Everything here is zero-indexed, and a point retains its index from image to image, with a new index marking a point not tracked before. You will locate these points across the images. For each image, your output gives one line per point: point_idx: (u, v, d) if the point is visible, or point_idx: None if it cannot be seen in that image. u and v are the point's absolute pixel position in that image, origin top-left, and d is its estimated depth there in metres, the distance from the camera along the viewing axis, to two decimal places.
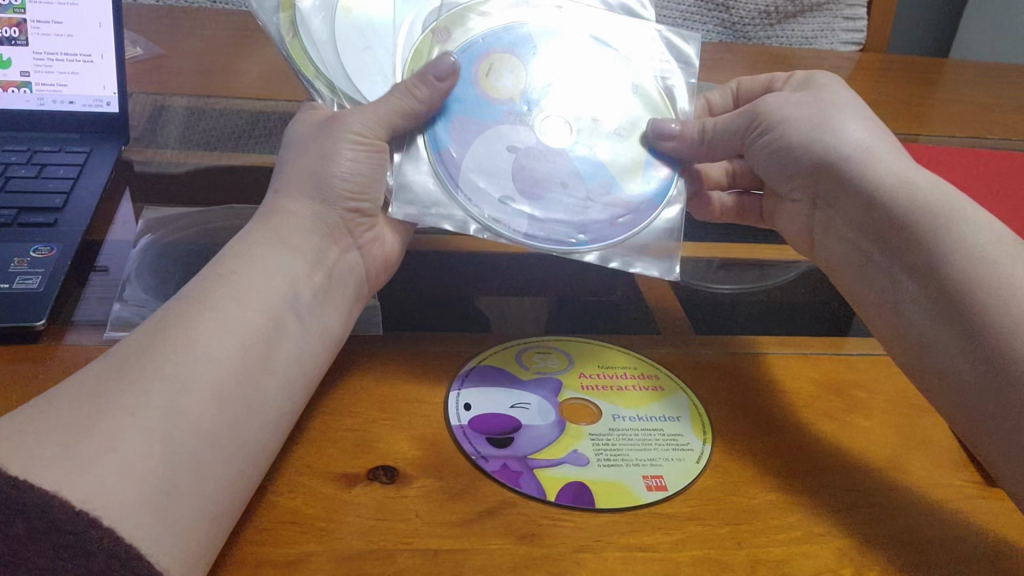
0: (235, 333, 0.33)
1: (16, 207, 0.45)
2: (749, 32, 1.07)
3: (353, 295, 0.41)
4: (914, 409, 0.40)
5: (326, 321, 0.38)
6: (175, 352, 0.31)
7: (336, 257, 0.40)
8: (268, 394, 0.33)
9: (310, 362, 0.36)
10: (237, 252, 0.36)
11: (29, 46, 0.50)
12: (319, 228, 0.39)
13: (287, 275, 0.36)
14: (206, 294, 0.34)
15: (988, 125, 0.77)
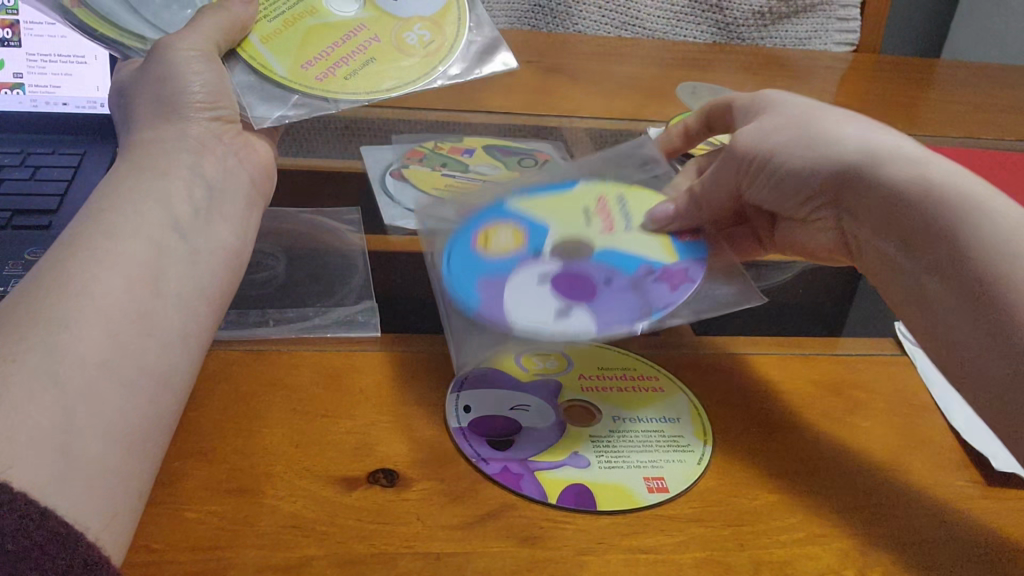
0: (123, 269, 0.32)
1: (11, 210, 0.45)
2: (743, 33, 1.08)
3: (241, 203, 0.42)
4: (914, 409, 0.40)
5: (214, 234, 0.38)
6: (64, 300, 0.30)
7: (216, 159, 0.40)
8: (164, 315, 0.33)
9: (205, 279, 0.36)
10: (105, 186, 0.35)
11: (21, 47, 0.50)
12: (191, 146, 0.39)
13: (163, 198, 0.35)
14: (72, 240, 0.32)
15: (984, 126, 0.77)
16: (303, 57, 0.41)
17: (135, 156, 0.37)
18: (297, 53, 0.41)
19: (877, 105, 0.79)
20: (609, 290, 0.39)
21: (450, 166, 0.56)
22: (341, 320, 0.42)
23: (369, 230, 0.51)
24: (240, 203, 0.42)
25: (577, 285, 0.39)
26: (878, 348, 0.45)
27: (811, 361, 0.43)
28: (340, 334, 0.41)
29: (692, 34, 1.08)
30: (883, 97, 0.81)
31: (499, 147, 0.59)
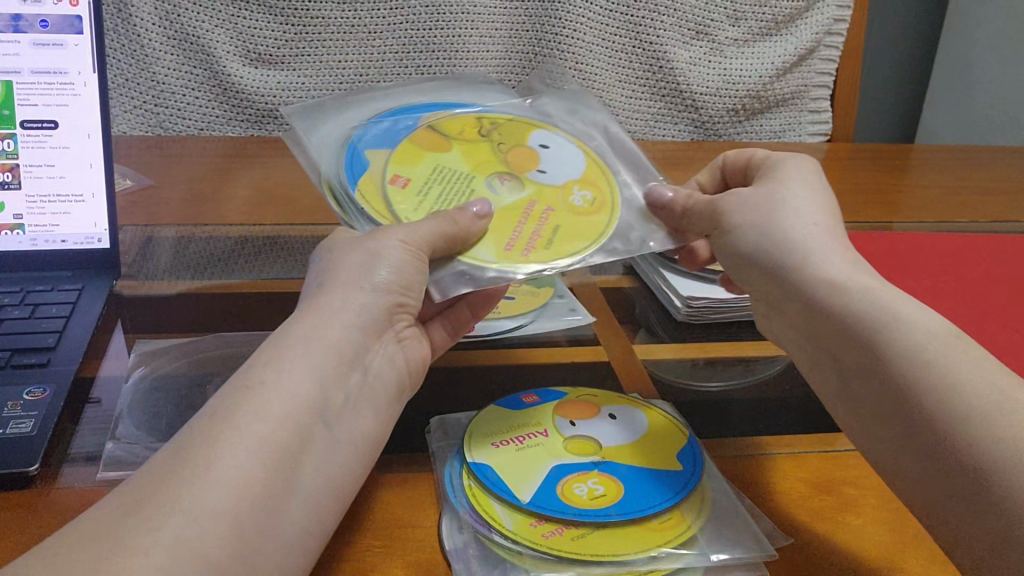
0: (253, 450, 0.32)
1: (10, 348, 0.46)
2: (719, 130, 1.15)
3: (389, 397, 0.41)
4: (905, 503, 0.40)
5: (359, 426, 0.38)
6: (197, 469, 0.31)
7: (378, 353, 0.41)
8: (288, 512, 0.32)
9: (340, 473, 0.36)
10: (273, 354, 0.36)
11: (21, 189, 0.52)
12: (366, 324, 0.40)
13: (320, 376, 0.36)
14: (223, 416, 0.33)
15: (957, 208, 0.79)
16: (529, 521, 0.37)
17: (310, 312, 0.39)
18: (518, 513, 0.37)
19: (853, 194, 0.81)
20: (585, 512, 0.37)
21: None
22: None
23: None
24: (391, 397, 0.42)
25: (575, 491, 0.38)
26: None
27: (807, 460, 0.43)
28: None
29: (672, 133, 1.13)
30: (858, 185, 0.84)
31: None
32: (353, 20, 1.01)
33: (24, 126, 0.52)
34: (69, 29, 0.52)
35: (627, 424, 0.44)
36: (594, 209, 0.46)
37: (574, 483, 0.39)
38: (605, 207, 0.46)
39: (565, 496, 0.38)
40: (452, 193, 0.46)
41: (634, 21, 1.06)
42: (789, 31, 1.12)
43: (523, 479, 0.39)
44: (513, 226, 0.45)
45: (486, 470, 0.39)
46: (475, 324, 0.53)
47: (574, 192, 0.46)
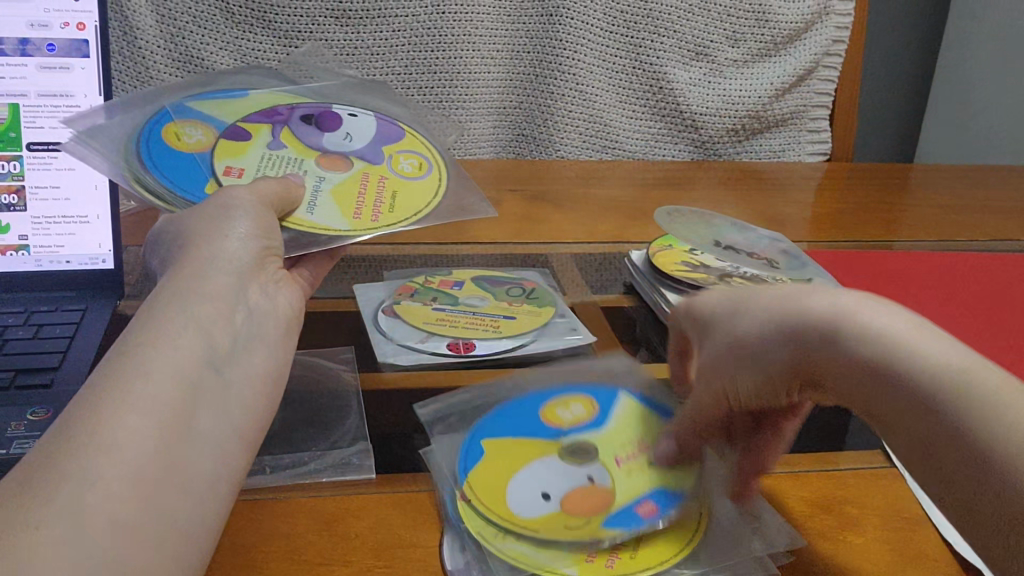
0: (152, 411, 0.31)
1: (14, 368, 0.46)
2: (719, 150, 1.15)
3: (280, 331, 0.41)
4: (906, 522, 0.40)
5: (251, 363, 0.37)
6: (86, 434, 0.29)
7: (257, 288, 0.40)
8: (191, 462, 0.31)
9: (239, 419, 0.35)
10: (152, 313, 0.35)
11: (26, 211, 0.53)
12: (240, 265, 0.40)
13: (204, 326, 0.35)
14: (110, 377, 0.31)
15: (958, 227, 0.79)
16: (529, 535, 0.37)
17: (184, 274, 0.38)
18: (520, 524, 0.38)
19: (853, 214, 0.81)
20: (589, 526, 0.38)
21: (440, 300, 0.58)
22: (336, 463, 0.42)
23: (363, 367, 0.52)
24: (283, 330, 0.41)
25: (576, 505, 0.39)
26: (867, 462, 0.45)
27: (807, 478, 0.43)
28: (339, 477, 0.42)
29: (672, 153, 1.14)
30: (858, 205, 0.84)
31: (487, 278, 0.62)
32: (356, 42, 1.02)
33: (30, 148, 0.52)
34: (76, 53, 0.53)
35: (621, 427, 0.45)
36: (679, 501, 0.40)
37: (575, 496, 0.39)
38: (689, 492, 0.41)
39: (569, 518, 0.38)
40: (524, 492, 0.39)
41: (634, 42, 1.07)
42: (788, 52, 1.13)
43: (526, 503, 0.39)
44: (590, 522, 0.38)
45: (485, 470, 0.41)
46: (477, 343, 0.53)
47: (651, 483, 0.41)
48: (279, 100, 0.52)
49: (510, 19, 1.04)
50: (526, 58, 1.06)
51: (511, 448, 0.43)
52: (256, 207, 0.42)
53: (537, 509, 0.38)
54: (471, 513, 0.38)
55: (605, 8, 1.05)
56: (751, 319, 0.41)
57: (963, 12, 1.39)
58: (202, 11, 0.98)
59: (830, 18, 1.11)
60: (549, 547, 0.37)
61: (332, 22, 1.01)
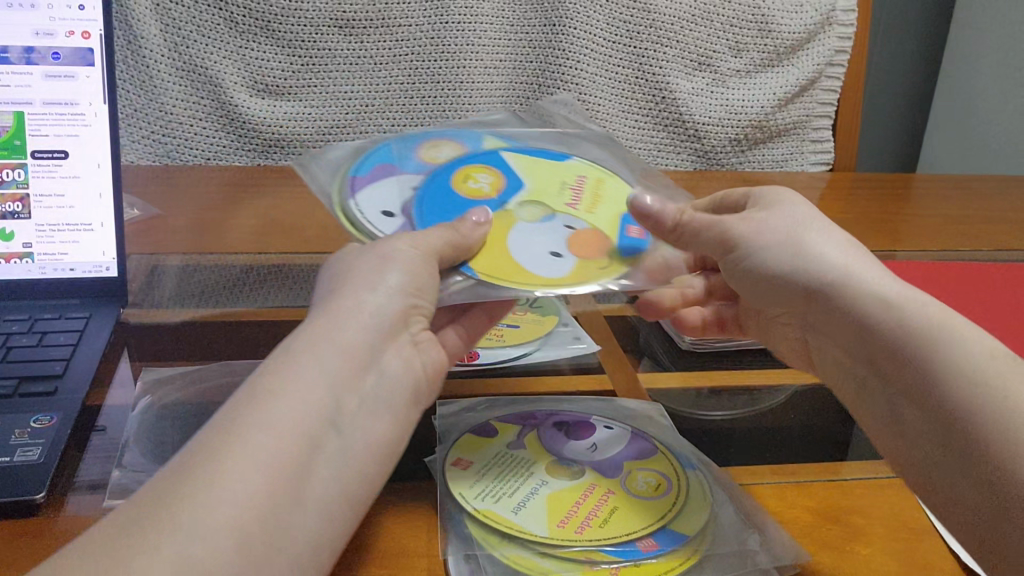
0: (263, 466, 0.30)
1: (17, 376, 0.46)
2: (721, 160, 1.15)
3: (409, 397, 0.39)
4: (914, 532, 0.40)
5: (377, 429, 0.36)
6: (208, 474, 0.29)
7: (393, 352, 0.38)
8: (296, 524, 0.31)
9: (353, 481, 0.34)
10: (289, 354, 0.35)
11: (31, 218, 0.53)
12: (382, 325, 0.38)
13: (334, 374, 0.34)
14: (233, 422, 0.31)
15: (960, 237, 0.79)
16: (520, 539, 0.37)
17: (327, 311, 0.37)
18: (514, 529, 0.37)
19: (855, 223, 0.82)
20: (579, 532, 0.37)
21: None
22: None
23: None
24: (409, 397, 0.39)
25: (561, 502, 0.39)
26: (872, 471, 0.45)
27: (813, 489, 0.43)
28: None
29: (675, 163, 1.13)
30: (861, 215, 0.84)
31: None
32: (360, 51, 1.02)
33: (35, 156, 0.52)
34: (81, 61, 0.53)
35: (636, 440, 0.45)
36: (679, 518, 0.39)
37: (571, 509, 0.39)
38: (695, 513, 0.40)
39: (552, 507, 0.39)
40: (517, 501, 0.39)
41: (637, 52, 1.08)
42: (789, 62, 1.13)
43: (523, 510, 0.39)
44: (584, 530, 0.38)
45: (483, 480, 0.41)
46: (480, 351, 0.53)
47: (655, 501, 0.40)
48: (594, 176, 0.52)
49: (512, 29, 1.05)
50: (529, 68, 1.06)
51: (523, 463, 0.42)
52: (411, 265, 0.40)
53: (529, 516, 0.38)
54: (472, 522, 0.38)
55: (608, 19, 1.05)
56: (770, 225, 0.48)
57: (965, 22, 1.39)
58: (207, 20, 0.98)
59: (833, 29, 1.11)
60: (545, 550, 0.36)
61: (335, 31, 1.01)
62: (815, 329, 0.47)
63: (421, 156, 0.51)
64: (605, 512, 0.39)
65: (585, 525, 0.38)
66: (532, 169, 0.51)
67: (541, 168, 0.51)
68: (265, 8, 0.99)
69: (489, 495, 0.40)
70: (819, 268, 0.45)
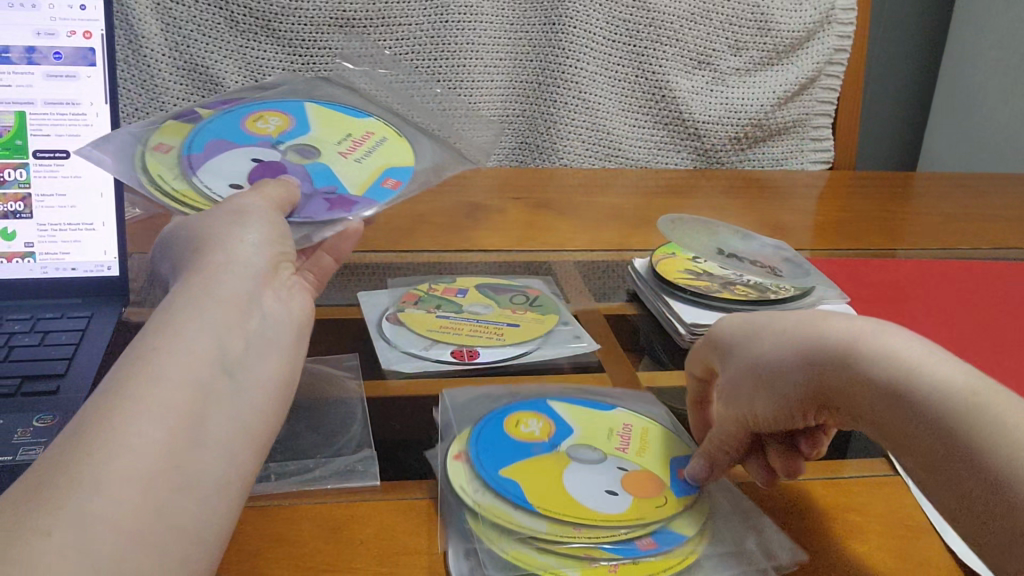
0: (164, 418, 0.30)
1: (19, 375, 0.46)
2: (721, 158, 1.15)
3: (293, 338, 0.40)
4: (913, 531, 0.40)
5: (269, 371, 0.37)
6: (114, 427, 0.29)
7: (272, 297, 0.39)
8: (203, 466, 0.31)
9: (250, 421, 0.35)
10: (172, 309, 0.35)
11: (33, 217, 0.53)
12: (255, 274, 0.39)
13: (212, 314, 0.35)
14: (124, 382, 0.31)
15: (961, 235, 0.79)
16: (519, 534, 0.37)
17: (194, 275, 0.37)
18: (512, 524, 0.38)
19: (856, 222, 0.82)
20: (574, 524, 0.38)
21: (444, 307, 0.58)
22: (340, 471, 0.42)
23: (368, 374, 0.52)
24: (294, 335, 0.40)
25: (556, 493, 0.40)
26: (871, 470, 0.45)
27: (811, 486, 0.43)
28: (343, 484, 0.42)
29: (675, 162, 1.14)
30: (862, 213, 0.84)
31: (491, 285, 0.62)
32: (360, 50, 1.03)
33: (37, 155, 0.53)
34: (82, 61, 0.53)
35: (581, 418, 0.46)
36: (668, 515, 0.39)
37: (566, 502, 0.39)
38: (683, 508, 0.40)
39: (549, 501, 0.39)
40: (515, 493, 0.39)
41: (636, 50, 1.08)
42: (789, 60, 1.13)
43: (522, 502, 0.39)
44: (581, 526, 0.38)
45: (479, 469, 0.41)
46: (481, 351, 0.53)
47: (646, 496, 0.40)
48: (385, 134, 0.55)
49: (512, 28, 1.05)
50: (529, 67, 1.07)
51: (515, 452, 0.43)
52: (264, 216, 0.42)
53: (528, 510, 0.38)
54: (472, 519, 0.38)
55: (607, 17, 1.05)
56: (757, 325, 0.43)
57: (965, 20, 1.39)
58: (208, 20, 0.99)
59: (833, 27, 1.11)
60: (545, 547, 0.36)
61: (335, 31, 1.02)
62: (769, 388, 0.40)
63: (241, 121, 0.52)
64: (600, 509, 0.39)
65: (583, 520, 0.38)
66: (327, 121, 0.54)
67: (335, 122, 0.54)
68: (266, 7, 1.00)
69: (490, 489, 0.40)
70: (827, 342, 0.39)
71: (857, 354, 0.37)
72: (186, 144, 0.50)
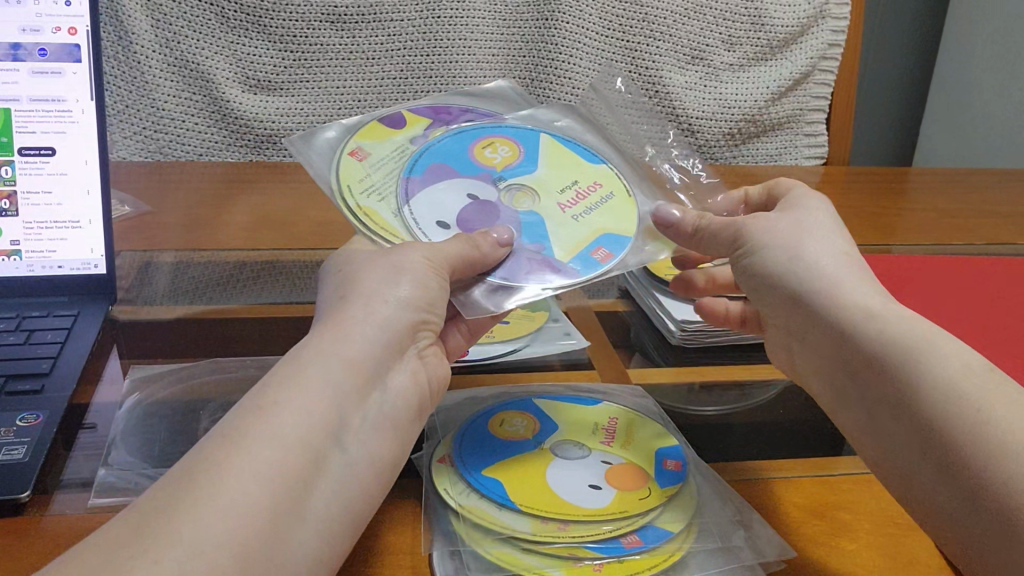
0: (266, 479, 0.31)
1: (4, 374, 0.46)
2: (715, 153, 1.15)
3: (411, 418, 0.39)
4: (901, 528, 0.40)
5: (379, 445, 0.36)
6: (208, 489, 0.29)
7: (398, 367, 0.40)
8: (297, 538, 0.31)
9: (354, 497, 0.34)
10: (293, 371, 0.35)
11: (18, 216, 0.53)
12: (388, 341, 0.39)
13: (335, 364, 0.36)
14: (233, 438, 0.32)
15: (953, 230, 0.79)
16: (500, 532, 0.37)
17: (337, 322, 0.38)
18: (493, 522, 0.37)
19: (849, 217, 0.81)
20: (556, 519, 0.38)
21: None
22: None
23: None
24: (413, 415, 0.40)
25: (538, 492, 0.39)
26: (861, 468, 0.44)
27: (800, 484, 0.43)
28: None
29: None
30: (855, 209, 0.84)
31: None
32: (352, 46, 1.02)
33: (22, 153, 0.52)
34: (68, 57, 0.53)
35: (566, 416, 0.46)
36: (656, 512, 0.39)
37: (550, 497, 0.39)
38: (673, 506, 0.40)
39: (533, 497, 0.39)
40: (499, 489, 0.39)
41: (630, 46, 1.07)
42: (783, 55, 1.13)
43: (503, 499, 0.39)
44: (565, 522, 0.38)
45: (468, 466, 0.41)
46: (470, 347, 0.53)
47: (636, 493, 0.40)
48: (614, 188, 0.49)
49: (505, 24, 1.05)
50: (523, 63, 1.06)
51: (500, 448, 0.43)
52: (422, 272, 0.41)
53: (511, 506, 0.38)
54: (453, 518, 0.38)
55: (601, 13, 1.05)
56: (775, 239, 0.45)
57: (957, 15, 1.40)
58: (198, 16, 0.98)
59: (826, 22, 1.11)
60: (527, 546, 0.36)
61: (327, 27, 1.01)
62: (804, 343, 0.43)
63: (472, 144, 0.50)
64: (586, 504, 0.39)
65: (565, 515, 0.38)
66: (561, 162, 0.50)
67: (568, 162, 0.50)
68: (256, 4, 0.98)
69: (472, 490, 0.39)
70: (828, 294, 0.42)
71: (889, 369, 0.37)
72: (386, 156, 0.48)
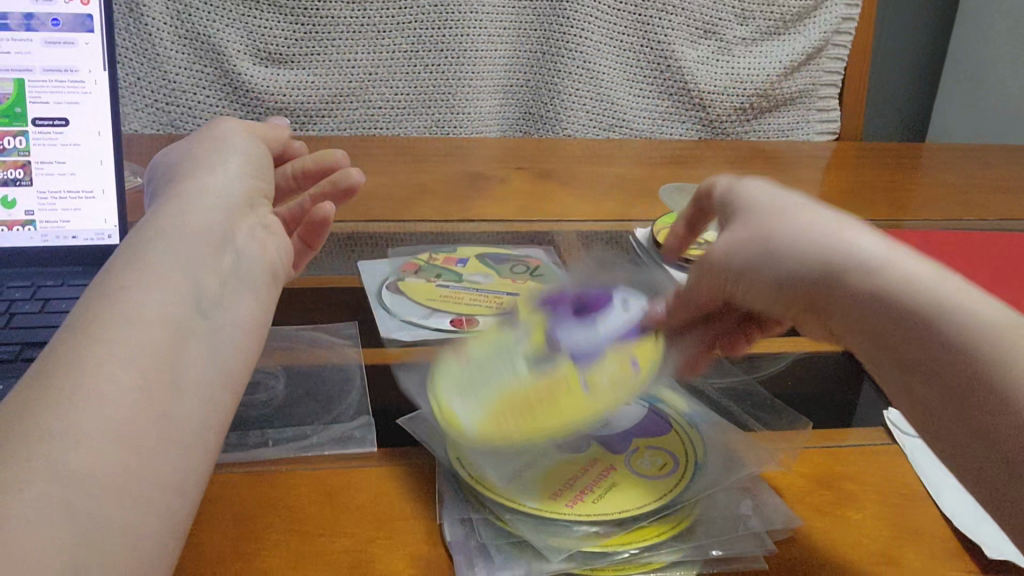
0: (135, 363, 0.28)
1: (20, 341, 0.46)
2: (728, 129, 1.14)
3: (268, 278, 0.38)
4: (907, 500, 0.40)
5: (243, 308, 0.35)
6: (93, 387, 0.27)
7: (245, 231, 0.38)
8: (184, 419, 0.29)
9: (229, 368, 0.32)
10: (135, 250, 0.33)
11: (32, 185, 0.53)
12: (212, 207, 0.37)
13: (193, 268, 0.33)
14: (95, 319, 0.29)
15: (967, 206, 0.79)
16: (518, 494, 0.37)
17: (157, 226, 0.34)
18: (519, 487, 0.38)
19: (863, 192, 0.81)
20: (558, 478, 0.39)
21: (445, 277, 0.58)
22: (338, 437, 0.43)
23: (366, 344, 0.52)
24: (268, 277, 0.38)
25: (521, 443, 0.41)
26: (869, 439, 0.45)
27: (807, 455, 0.43)
28: (341, 451, 0.42)
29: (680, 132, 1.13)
30: (866, 184, 0.84)
31: (492, 255, 0.62)
32: (364, 18, 1.02)
33: (35, 123, 0.52)
34: (81, 28, 0.53)
35: None
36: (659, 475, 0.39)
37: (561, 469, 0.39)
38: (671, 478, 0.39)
39: (547, 476, 0.39)
40: (503, 453, 0.40)
41: (643, 19, 1.07)
42: (796, 30, 1.12)
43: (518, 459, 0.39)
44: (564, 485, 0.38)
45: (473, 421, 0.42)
46: (480, 320, 0.53)
47: (638, 461, 0.40)
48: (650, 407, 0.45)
49: None
50: (534, 35, 1.06)
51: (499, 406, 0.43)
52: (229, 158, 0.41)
53: (517, 471, 0.39)
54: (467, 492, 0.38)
55: None
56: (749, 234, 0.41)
57: None
58: None
59: None
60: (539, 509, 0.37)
61: None
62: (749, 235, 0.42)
63: None
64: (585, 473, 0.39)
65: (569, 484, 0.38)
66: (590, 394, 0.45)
67: None
68: None
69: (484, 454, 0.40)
70: (817, 257, 0.36)
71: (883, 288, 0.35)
72: None
